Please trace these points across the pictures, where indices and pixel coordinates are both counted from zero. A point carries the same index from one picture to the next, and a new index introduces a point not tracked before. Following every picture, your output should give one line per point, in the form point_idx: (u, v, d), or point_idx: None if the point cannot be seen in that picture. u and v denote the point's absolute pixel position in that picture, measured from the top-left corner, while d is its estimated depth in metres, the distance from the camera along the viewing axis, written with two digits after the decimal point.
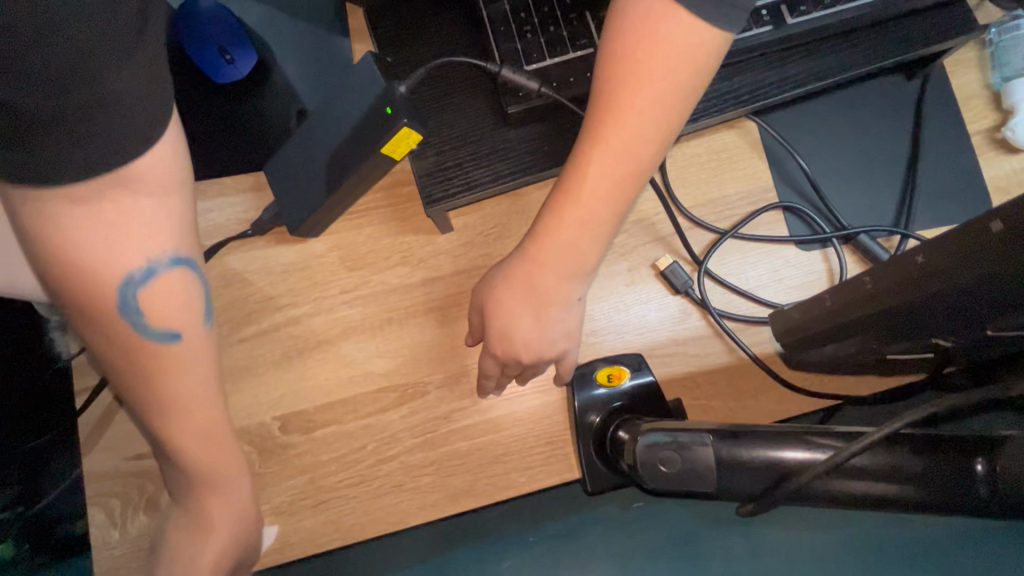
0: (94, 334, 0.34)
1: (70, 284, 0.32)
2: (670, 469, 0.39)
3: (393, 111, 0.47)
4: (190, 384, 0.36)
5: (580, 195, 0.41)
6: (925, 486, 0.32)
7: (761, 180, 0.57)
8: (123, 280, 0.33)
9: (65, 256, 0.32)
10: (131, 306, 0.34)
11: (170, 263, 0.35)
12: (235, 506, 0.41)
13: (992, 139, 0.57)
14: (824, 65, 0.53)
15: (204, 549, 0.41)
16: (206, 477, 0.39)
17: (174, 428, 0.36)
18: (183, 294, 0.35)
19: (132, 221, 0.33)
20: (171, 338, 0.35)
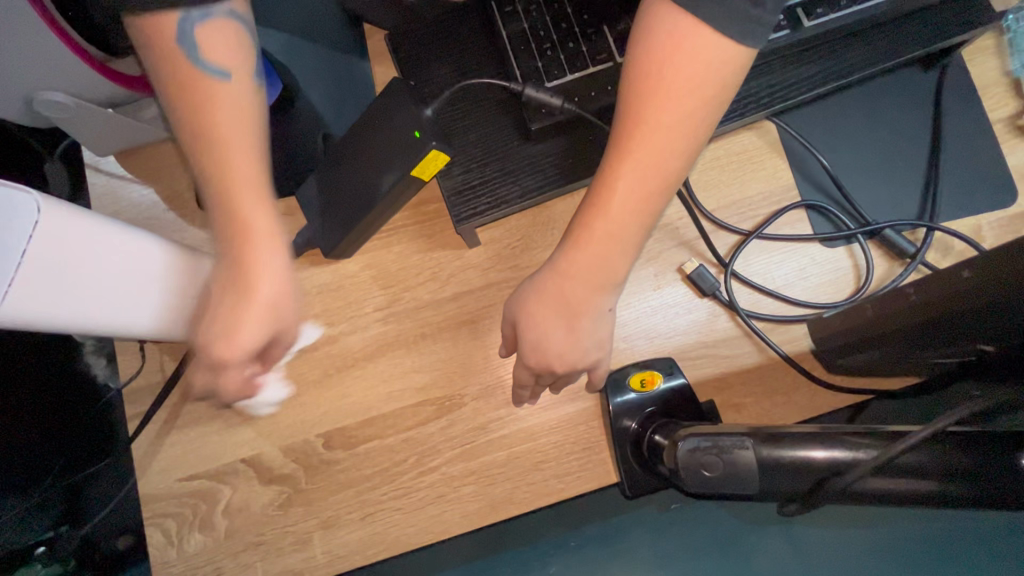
0: (170, 101, 0.39)
1: (162, 61, 0.39)
2: (712, 473, 0.40)
3: (422, 135, 0.48)
4: (235, 127, 0.39)
5: (610, 208, 0.41)
6: (968, 483, 0.32)
7: (783, 179, 0.58)
8: (182, 12, 0.38)
9: (170, 62, 0.38)
10: (188, 36, 0.38)
11: (225, 12, 0.40)
12: (275, 256, 0.40)
13: (1014, 127, 0.58)
14: (841, 65, 0.54)
15: (247, 295, 0.40)
16: (239, 207, 0.39)
17: (219, 178, 0.39)
18: (229, 37, 0.40)
19: (212, 18, 0.39)
20: (218, 74, 0.39)
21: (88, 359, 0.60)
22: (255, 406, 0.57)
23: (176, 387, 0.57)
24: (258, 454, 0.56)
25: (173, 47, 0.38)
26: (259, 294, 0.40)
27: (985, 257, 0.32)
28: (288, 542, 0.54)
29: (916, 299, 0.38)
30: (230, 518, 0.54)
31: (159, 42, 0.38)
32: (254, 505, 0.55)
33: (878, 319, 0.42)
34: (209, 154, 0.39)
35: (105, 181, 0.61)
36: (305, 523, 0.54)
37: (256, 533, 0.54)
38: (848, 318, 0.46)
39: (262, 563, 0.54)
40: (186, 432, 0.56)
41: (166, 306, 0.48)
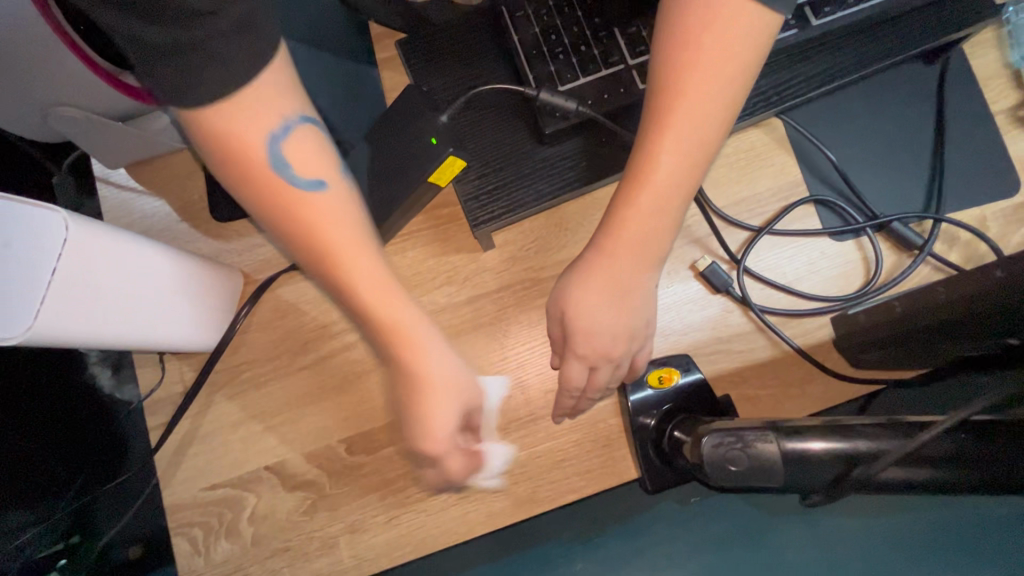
0: (264, 206, 0.38)
1: (248, 176, 0.38)
2: (736, 468, 0.40)
3: (438, 141, 0.49)
4: (348, 233, 0.38)
5: (654, 182, 0.42)
6: (991, 469, 0.33)
7: (791, 175, 0.59)
8: (268, 134, 0.37)
9: (247, 171, 0.37)
10: (280, 158, 0.38)
11: (301, 121, 0.39)
12: (428, 335, 0.41)
13: (1015, 118, 0.59)
14: (847, 61, 0.55)
15: (427, 376, 0.41)
16: (399, 319, 0.40)
17: (339, 282, 0.39)
18: (313, 147, 0.39)
19: (294, 128, 0.38)
20: (314, 184, 0.39)
21: (93, 369, 0.60)
22: (276, 413, 0.57)
23: (196, 398, 0.57)
24: (281, 461, 0.56)
25: (265, 167, 0.38)
26: (432, 365, 0.41)
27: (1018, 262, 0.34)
28: (315, 547, 0.54)
29: (946, 299, 0.39)
30: (255, 525, 0.55)
31: (242, 159, 0.37)
32: (279, 512, 0.55)
33: (905, 314, 0.44)
34: (342, 273, 0.38)
35: (116, 193, 0.61)
36: (331, 527, 0.55)
37: (283, 540, 0.55)
38: (874, 316, 0.48)
39: (289, 568, 0.54)
40: (208, 441, 0.57)
41: (172, 321, 0.49)
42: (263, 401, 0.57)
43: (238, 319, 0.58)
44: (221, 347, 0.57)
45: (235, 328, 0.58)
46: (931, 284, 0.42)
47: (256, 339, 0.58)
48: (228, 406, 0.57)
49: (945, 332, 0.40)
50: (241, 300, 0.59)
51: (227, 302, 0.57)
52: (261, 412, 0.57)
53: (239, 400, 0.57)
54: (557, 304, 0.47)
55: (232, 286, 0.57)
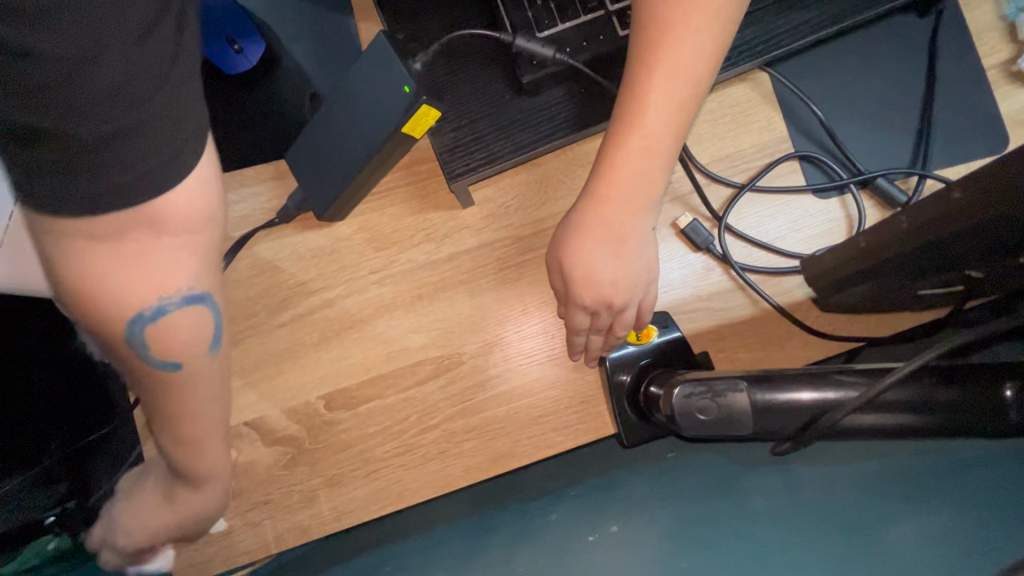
0: (95, 325, 0.34)
1: (102, 329, 0.34)
2: (706, 416, 0.41)
3: (411, 90, 0.47)
4: (198, 367, 0.37)
5: (644, 124, 0.44)
6: (954, 413, 0.34)
7: (777, 130, 0.58)
8: (128, 319, 0.33)
9: (76, 277, 0.32)
10: (138, 338, 0.34)
11: (187, 298, 0.35)
12: (215, 502, 0.46)
13: (1008, 72, 0.57)
14: (835, 9, 0.54)
15: (188, 506, 0.45)
16: (195, 445, 0.40)
17: (179, 432, 0.39)
18: (194, 330, 0.35)
19: (172, 312, 0.34)
20: (177, 366, 0.36)
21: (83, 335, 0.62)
22: (255, 370, 0.57)
23: None
24: (261, 416, 0.56)
25: (127, 349, 0.35)
26: (193, 507, 0.45)
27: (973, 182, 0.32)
28: (295, 500, 0.55)
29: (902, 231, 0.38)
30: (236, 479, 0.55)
31: (95, 302, 0.33)
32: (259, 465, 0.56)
33: (864, 251, 0.43)
34: (198, 445, 0.40)
35: None
36: (311, 481, 0.55)
37: (263, 493, 0.55)
38: (837, 253, 0.46)
39: (270, 521, 0.55)
40: None
41: None
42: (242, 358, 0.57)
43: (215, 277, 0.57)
44: None
45: None
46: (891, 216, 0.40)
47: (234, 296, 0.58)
48: None
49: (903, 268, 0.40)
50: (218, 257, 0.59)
51: None
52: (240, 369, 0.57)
53: None
54: (557, 260, 0.48)
55: None
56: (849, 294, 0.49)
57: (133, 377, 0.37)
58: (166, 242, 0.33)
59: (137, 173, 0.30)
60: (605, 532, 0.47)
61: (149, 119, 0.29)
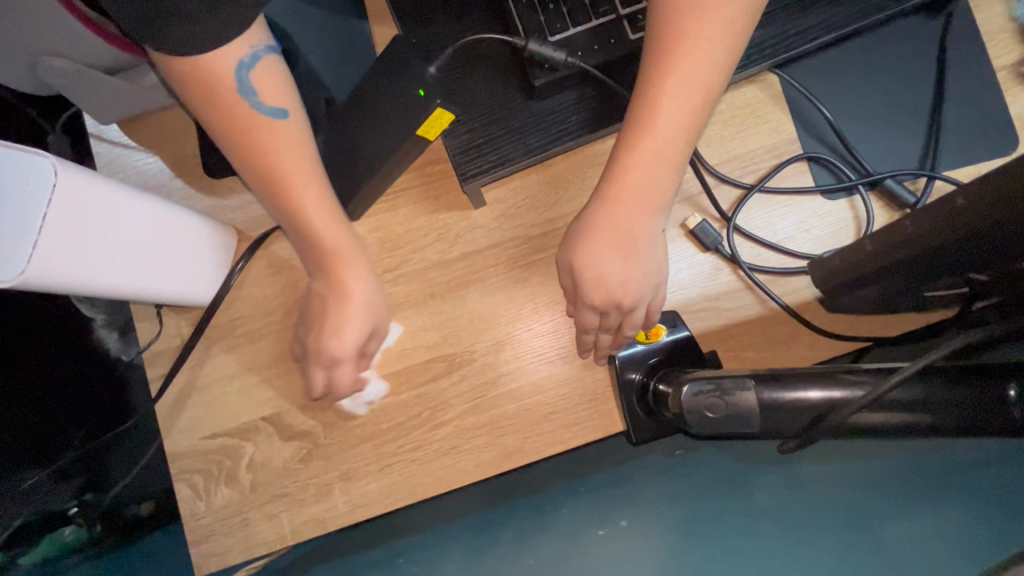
0: (228, 125, 0.45)
1: (240, 135, 0.45)
2: (714, 414, 0.41)
3: (426, 93, 0.49)
4: (288, 155, 0.46)
5: (656, 128, 0.44)
6: (960, 412, 0.34)
7: (786, 132, 0.58)
8: (237, 62, 0.43)
9: (203, 74, 0.42)
10: (245, 81, 0.44)
11: (266, 50, 0.45)
12: (366, 278, 0.52)
13: (1019, 74, 0.57)
14: (844, 12, 0.55)
15: (337, 304, 0.51)
16: (305, 212, 0.47)
17: (297, 199, 0.47)
18: (272, 80, 0.45)
19: (259, 59, 0.44)
20: (279, 113, 0.46)
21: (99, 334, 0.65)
22: (273, 366, 0.58)
23: (195, 349, 0.59)
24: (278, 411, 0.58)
25: (238, 104, 0.44)
26: (352, 308, 0.51)
27: (977, 187, 0.33)
28: (311, 493, 0.56)
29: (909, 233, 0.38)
30: (254, 472, 0.57)
31: (241, 117, 0.44)
32: (276, 459, 0.57)
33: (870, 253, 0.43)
34: (310, 218, 0.48)
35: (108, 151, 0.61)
36: (327, 475, 0.56)
37: (280, 486, 0.56)
38: (844, 254, 0.47)
39: (286, 513, 0.56)
40: (207, 392, 0.58)
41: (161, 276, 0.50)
42: (260, 354, 0.59)
43: (233, 275, 0.58)
44: (217, 301, 0.58)
45: (231, 283, 0.58)
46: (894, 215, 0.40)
47: (252, 294, 0.59)
48: (224, 359, 0.59)
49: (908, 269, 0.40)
50: (235, 257, 0.60)
51: (222, 256, 0.58)
52: (257, 365, 0.59)
53: (237, 352, 0.59)
54: (569, 259, 0.49)
55: (226, 243, 0.58)
56: (855, 294, 0.49)
57: (267, 186, 0.47)
58: (274, 79, 0.45)
59: (218, 6, 0.39)
60: (614, 526, 0.49)
61: None
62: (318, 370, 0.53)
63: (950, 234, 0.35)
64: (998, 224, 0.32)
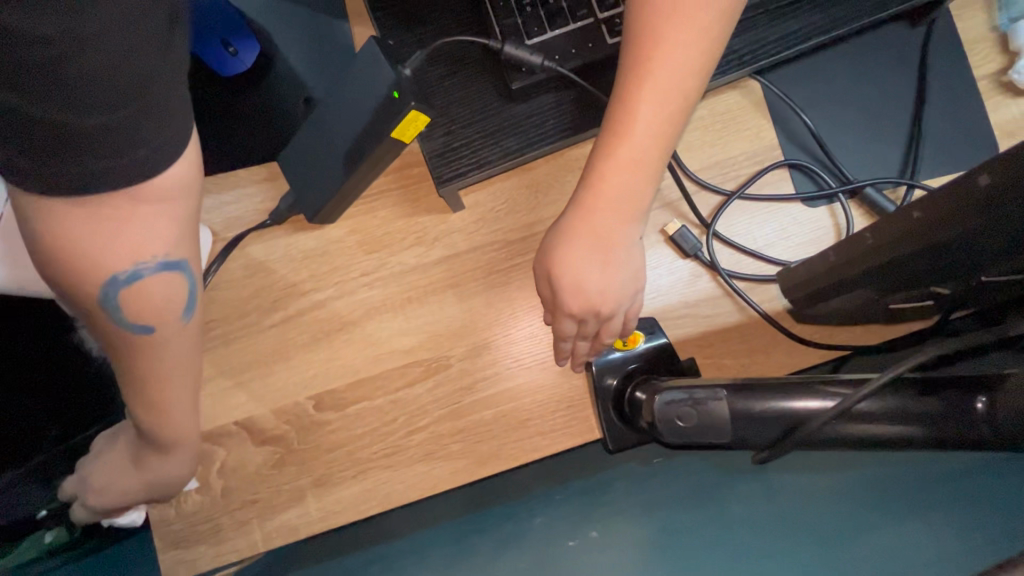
0: (69, 297, 0.34)
1: (85, 312, 0.35)
2: (686, 424, 0.41)
3: (400, 95, 0.47)
4: (158, 365, 0.37)
5: (632, 134, 0.44)
6: (930, 425, 0.34)
7: (767, 138, 0.58)
8: (104, 280, 0.33)
9: (53, 248, 0.32)
10: (112, 299, 0.34)
11: (160, 266, 0.35)
12: (184, 457, 0.46)
13: (999, 83, 0.57)
14: (825, 18, 0.54)
15: (161, 466, 0.46)
16: (164, 410, 0.40)
17: (140, 395, 0.39)
18: (167, 296, 0.36)
19: (144, 277, 0.34)
20: (145, 329, 0.36)
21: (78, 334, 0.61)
22: (246, 370, 0.58)
23: None
24: (251, 416, 0.57)
25: (98, 313, 0.35)
26: (169, 472, 0.46)
27: (936, 198, 0.32)
28: (284, 499, 0.55)
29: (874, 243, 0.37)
30: (226, 478, 0.56)
31: (79, 293, 0.34)
32: (249, 464, 0.56)
33: (838, 263, 0.42)
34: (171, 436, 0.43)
35: None
36: (300, 481, 0.56)
37: (252, 492, 0.56)
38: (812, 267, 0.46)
39: (258, 519, 0.55)
40: None
41: None
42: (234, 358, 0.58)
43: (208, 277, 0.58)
44: None
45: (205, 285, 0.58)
46: (857, 231, 0.39)
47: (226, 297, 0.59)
48: None
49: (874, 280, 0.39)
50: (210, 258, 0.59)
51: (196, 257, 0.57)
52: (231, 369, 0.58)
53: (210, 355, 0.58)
54: (546, 264, 0.48)
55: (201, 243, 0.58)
56: (828, 305, 0.48)
57: (117, 362, 0.38)
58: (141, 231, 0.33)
59: (126, 177, 0.30)
60: (586, 537, 0.47)
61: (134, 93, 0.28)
62: (98, 496, 0.50)
63: (913, 245, 0.34)
64: (965, 235, 0.31)
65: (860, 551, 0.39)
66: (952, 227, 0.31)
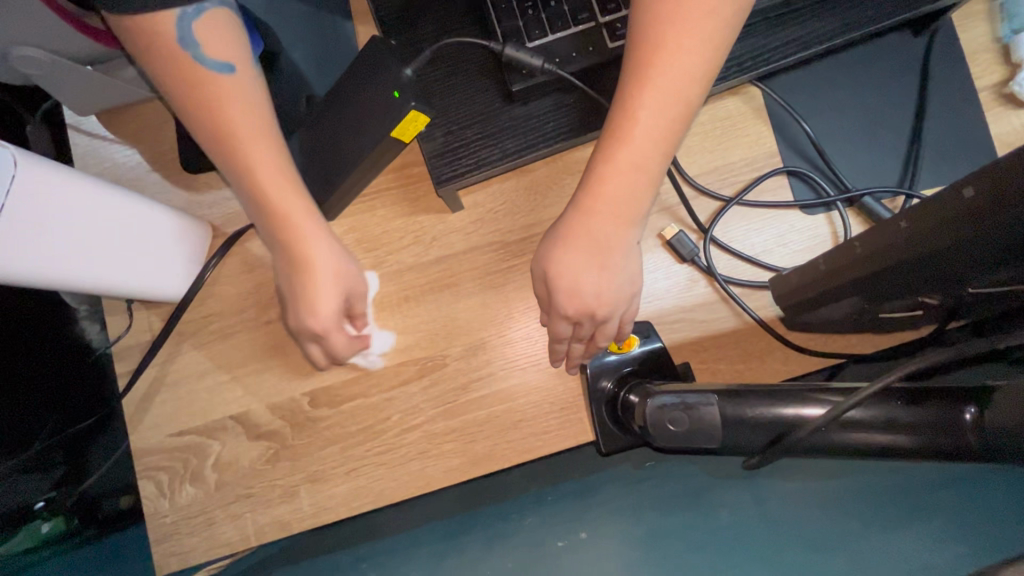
0: (168, 74, 0.42)
1: (182, 88, 0.42)
2: (677, 428, 0.41)
3: (400, 94, 0.48)
4: (258, 139, 0.43)
5: (633, 139, 0.44)
6: (921, 436, 0.34)
7: (766, 145, 0.58)
8: (177, 11, 0.40)
9: (144, 31, 0.40)
10: (189, 36, 0.41)
11: (215, 2, 0.42)
12: (325, 240, 0.46)
13: (1001, 94, 0.57)
14: (827, 27, 0.54)
15: (309, 284, 0.46)
16: (303, 237, 0.45)
17: (241, 158, 0.43)
18: (224, 31, 0.43)
19: (206, 11, 0.42)
20: (223, 67, 0.42)
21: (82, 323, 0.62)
22: (243, 364, 0.58)
23: (165, 346, 0.58)
24: (246, 411, 0.57)
25: (178, 52, 0.41)
26: (324, 273, 0.46)
27: (922, 209, 0.32)
28: (276, 494, 0.56)
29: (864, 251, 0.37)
30: (220, 471, 0.56)
31: (173, 57, 0.41)
32: (243, 459, 0.56)
33: (830, 271, 0.42)
34: (283, 204, 0.44)
35: (87, 143, 0.61)
36: (293, 476, 0.56)
37: (245, 487, 0.56)
38: (806, 274, 0.46)
39: (251, 514, 0.55)
40: (176, 389, 0.58)
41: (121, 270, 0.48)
42: (231, 352, 0.58)
43: (207, 271, 0.58)
44: (189, 297, 0.58)
45: (203, 280, 0.58)
46: (847, 239, 0.40)
47: (225, 291, 0.59)
48: (194, 357, 0.58)
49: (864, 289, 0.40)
50: (209, 253, 0.59)
51: (196, 251, 0.57)
52: (227, 363, 0.58)
53: (207, 349, 0.58)
54: (543, 266, 0.48)
55: (201, 238, 0.58)
56: (821, 313, 0.48)
57: (219, 146, 0.43)
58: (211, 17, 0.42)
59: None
60: (574, 538, 0.48)
61: None
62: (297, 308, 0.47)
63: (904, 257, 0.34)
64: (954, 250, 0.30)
65: (872, 547, 0.38)
66: (940, 241, 0.31)
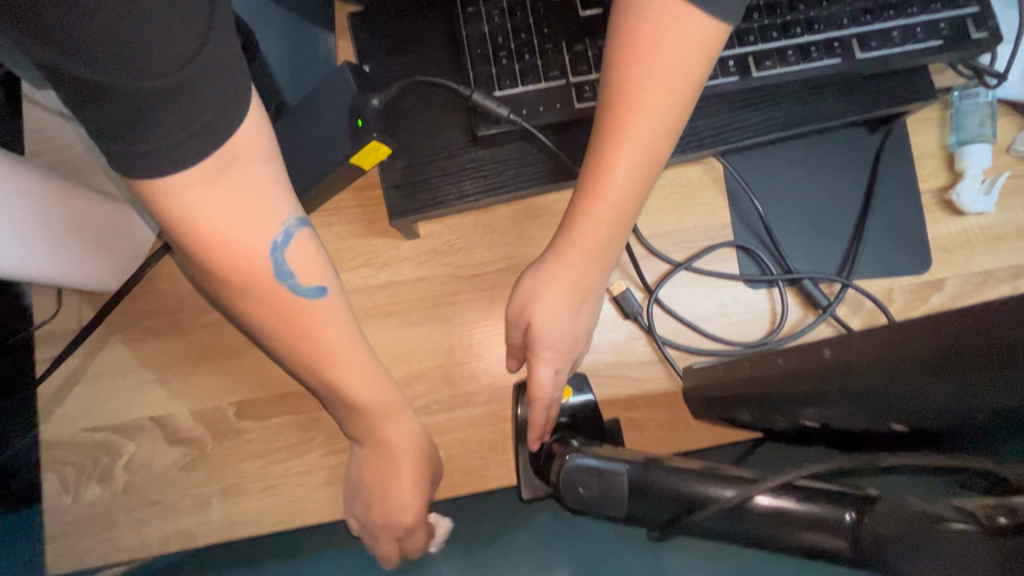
0: (233, 273, 0.36)
1: (252, 295, 0.38)
2: (586, 491, 0.42)
3: (364, 124, 0.48)
4: (339, 336, 0.41)
5: (609, 193, 0.45)
6: (807, 533, 0.35)
7: (720, 216, 0.60)
8: (271, 240, 0.37)
9: (186, 222, 0.34)
10: (281, 266, 0.38)
11: (297, 224, 0.39)
12: (402, 423, 0.48)
13: (941, 200, 0.60)
14: (785, 115, 0.56)
15: (392, 470, 0.49)
16: (386, 446, 0.48)
17: (324, 379, 0.42)
18: (311, 253, 0.40)
19: (294, 234, 0.39)
20: (317, 292, 0.40)
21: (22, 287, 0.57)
22: (171, 365, 0.57)
23: (91, 337, 0.57)
24: (167, 413, 0.56)
25: (273, 285, 0.38)
26: (400, 478, 0.49)
27: (798, 351, 0.34)
28: (185, 504, 0.54)
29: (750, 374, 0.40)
30: (131, 473, 0.55)
31: (241, 258, 0.36)
32: (157, 463, 0.55)
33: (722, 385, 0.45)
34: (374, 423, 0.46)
35: (42, 117, 0.59)
36: (206, 487, 0.55)
37: (155, 492, 0.54)
38: (707, 374, 0.49)
39: (157, 521, 0.54)
40: (98, 382, 0.56)
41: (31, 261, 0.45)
42: (160, 351, 0.57)
43: (146, 266, 0.57)
44: (124, 290, 0.56)
45: (143, 274, 0.57)
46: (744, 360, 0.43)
47: (165, 288, 0.58)
48: (122, 351, 0.57)
49: (750, 404, 0.41)
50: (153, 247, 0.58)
51: (137, 245, 0.56)
52: (156, 362, 0.57)
53: (136, 345, 0.57)
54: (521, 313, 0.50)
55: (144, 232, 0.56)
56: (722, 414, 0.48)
57: (295, 362, 0.42)
58: (256, 169, 0.35)
59: (194, 145, 0.31)
60: None
61: (180, 87, 0.29)
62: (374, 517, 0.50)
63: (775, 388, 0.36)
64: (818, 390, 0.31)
65: None
66: (805, 381, 0.33)
